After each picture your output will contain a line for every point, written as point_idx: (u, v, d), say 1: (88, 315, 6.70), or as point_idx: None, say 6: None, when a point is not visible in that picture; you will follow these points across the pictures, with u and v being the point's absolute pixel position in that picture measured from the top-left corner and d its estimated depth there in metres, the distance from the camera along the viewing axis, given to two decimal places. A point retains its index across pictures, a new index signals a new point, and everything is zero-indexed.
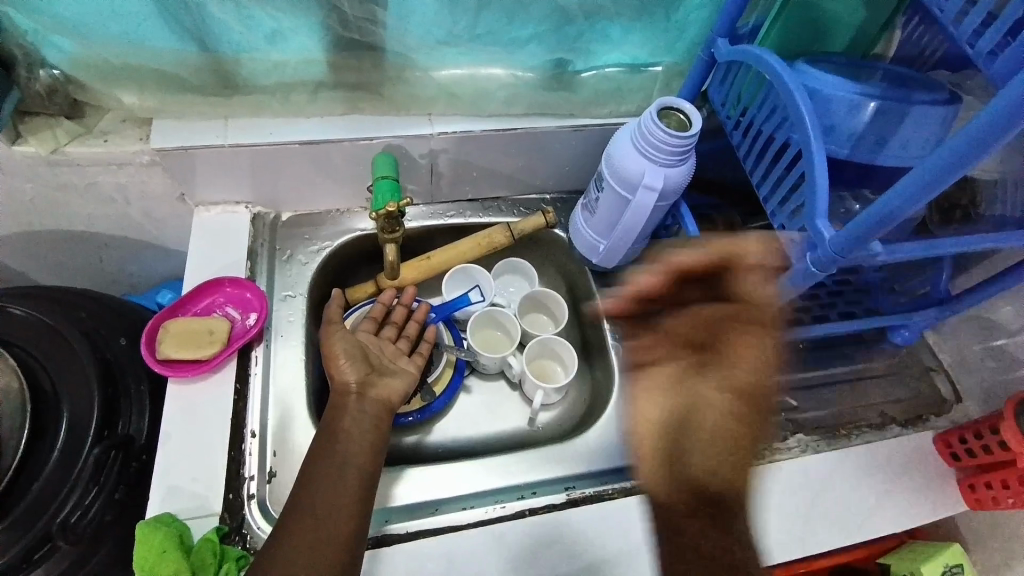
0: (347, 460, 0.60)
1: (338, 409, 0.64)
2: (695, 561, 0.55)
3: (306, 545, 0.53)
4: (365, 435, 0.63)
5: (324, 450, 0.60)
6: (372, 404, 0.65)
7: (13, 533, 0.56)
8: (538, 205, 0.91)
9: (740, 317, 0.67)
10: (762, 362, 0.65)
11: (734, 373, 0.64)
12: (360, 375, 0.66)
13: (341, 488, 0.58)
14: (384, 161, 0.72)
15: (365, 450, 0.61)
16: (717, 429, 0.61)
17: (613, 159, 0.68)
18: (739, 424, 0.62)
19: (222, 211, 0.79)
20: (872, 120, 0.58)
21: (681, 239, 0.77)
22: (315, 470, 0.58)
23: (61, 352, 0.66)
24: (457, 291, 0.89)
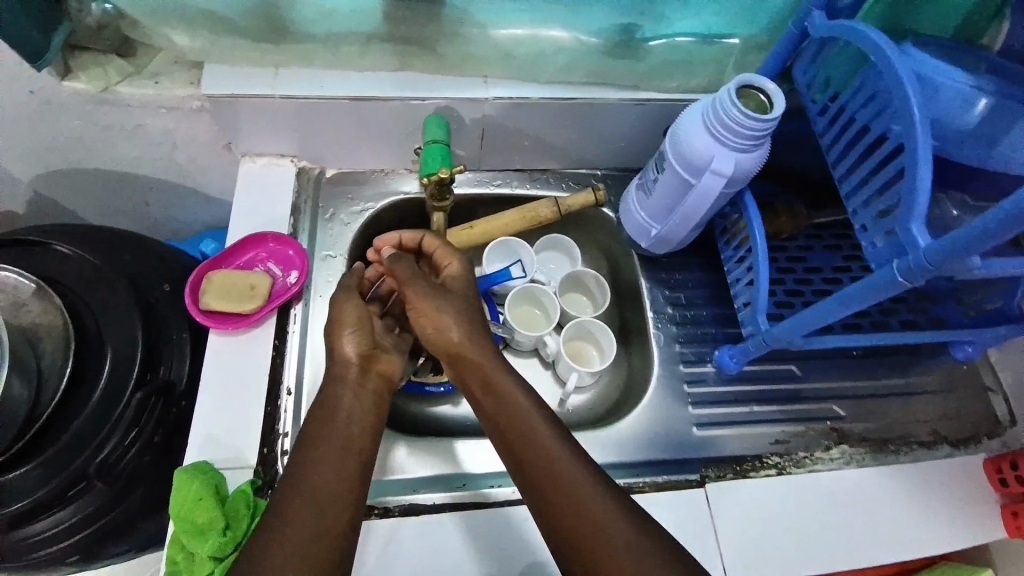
0: (348, 440, 0.56)
1: (341, 381, 0.60)
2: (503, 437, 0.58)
3: (303, 531, 0.50)
4: (365, 414, 0.59)
5: (322, 428, 0.57)
6: (371, 381, 0.61)
7: (50, 469, 0.59)
8: (587, 180, 0.87)
9: (436, 251, 0.69)
10: (466, 278, 0.67)
11: (458, 289, 0.65)
12: (364, 348, 0.62)
13: (339, 471, 0.54)
14: (436, 123, 0.68)
15: (364, 430, 0.58)
16: (452, 326, 0.62)
17: (679, 139, 0.63)
18: (460, 324, 0.62)
19: (267, 163, 0.78)
20: (982, 120, 0.52)
21: (740, 229, 0.73)
22: (314, 449, 0.55)
23: (105, 296, 0.67)
24: (499, 261, 0.87)
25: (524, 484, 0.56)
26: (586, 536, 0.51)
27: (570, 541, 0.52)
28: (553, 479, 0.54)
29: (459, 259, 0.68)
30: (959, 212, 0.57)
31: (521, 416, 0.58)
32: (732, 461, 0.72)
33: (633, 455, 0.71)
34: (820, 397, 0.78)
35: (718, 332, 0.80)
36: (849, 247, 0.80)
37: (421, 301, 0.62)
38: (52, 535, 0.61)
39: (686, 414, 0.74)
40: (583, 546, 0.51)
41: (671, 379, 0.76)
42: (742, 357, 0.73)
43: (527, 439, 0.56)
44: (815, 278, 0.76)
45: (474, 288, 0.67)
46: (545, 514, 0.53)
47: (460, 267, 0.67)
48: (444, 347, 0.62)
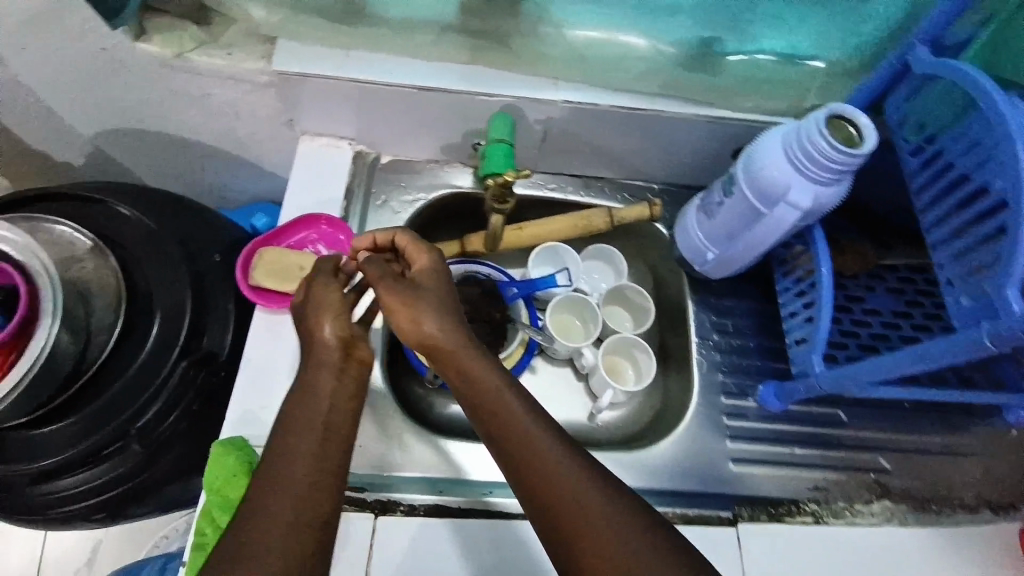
0: (328, 428, 0.51)
1: (321, 368, 0.54)
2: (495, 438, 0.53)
3: (283, 524, 0.46)
4: (344, 404, 0.53)
5: (298, 417, 0.51)
6: (351, 369, 0.55)
7: (93, 425, 0.60)
8: (642, 193, 0.85)
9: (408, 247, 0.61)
10: (438, 271, 0.59)
11: (429, 284, 0.58)
12: (343, 334, 0.56)
13: (319, 459, 0.49)
14: (502, 122, 0.67)
15: (342, 420, 0.52)
16: (428, 322, 0.55)
17: (754, 165, 0.60)
18: (436, 317, 0.55)
19: (325, 143, 0.77)
20: None
21: (805, 263, 0.69)
22: (291, 435, 0.50)
23: (159, 260, 0.68)
24: (543, 266, 0.85)
25: (517, 486, 0.51)
26: (591, 540, 0.47)
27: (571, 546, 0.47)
28: (548, 481, 0.49)
29: (431, 252, 0.60)
30: None
31: (512, 413, 0.52)
32: (767, 502, 0.69)
33: (663, 484, 0.69)
34: (864, 446, 0.75)
35: (764, 365, 0.77)
36: (912, 292, 0.76)
37: (390, 298, 0.56)
38: (83, 490, 0.61)
39: (723, 448, 0.71)
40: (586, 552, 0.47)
41: (711, 409, 0.74)
42: (789, 397, 0.70)
43: (516, 439, 0.51)
44: (872, 320, 0.74)
45: (450, 281, 0.59)
46: (545, 516, 0.49)
47: (433, 260, 0.60)
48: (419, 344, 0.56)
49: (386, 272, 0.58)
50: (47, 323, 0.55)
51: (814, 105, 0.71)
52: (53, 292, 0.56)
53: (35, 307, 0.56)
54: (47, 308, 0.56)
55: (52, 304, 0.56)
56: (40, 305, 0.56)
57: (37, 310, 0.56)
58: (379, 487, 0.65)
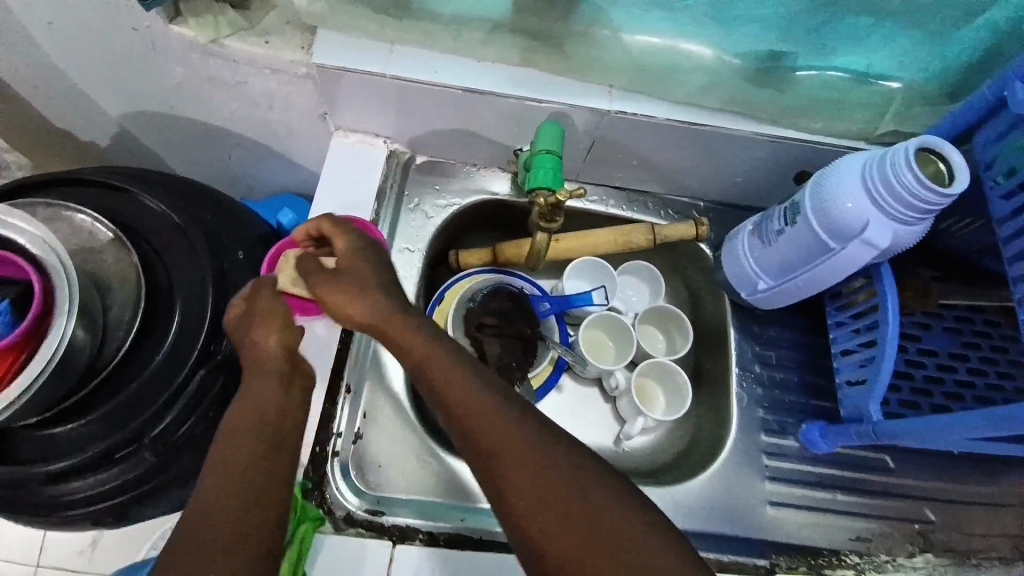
0: (276, 442, 0.49)
1: (264, 379, 0.52)
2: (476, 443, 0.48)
3: (223, 543, 0.43)
4: (290, 418, 0.52)
5: (245, 425, 0.49)
6: (297, 380, 0.54)
7: (109, 428, 0.57)
8: (687, 210, 0.81)
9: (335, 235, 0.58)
10: (365, 249, 0.57)
11: (353, 267, 0.56)
12: (289, 342, 0.55)
13: (264, 477, 0.47)
14: (551, 131, 0.62)
15: (286, 435, 0.50)
16: (361, 306, 0.53)
17: (829, 197, 0.55)
18: (370, 301, 0.54)
19: (359, 140, 0.74)
20: None
21: (866, 300, 0.64)
22: (234, 448, 0.48)
23: (182, 255, 0.64)
24: (578, 281, 0.81)
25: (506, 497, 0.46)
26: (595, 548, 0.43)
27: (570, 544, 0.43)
28: (542, 487, 0.45)
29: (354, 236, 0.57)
30: None
31: (494, 414, 0.48)
32: (806, 552, 0.66)
33: (696, 524, 0.65)
34: (910, 494, 0.70)
35: (807, 402, 0.72)
36: (970, 333, 0.75)
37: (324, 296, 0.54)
38: (89, 496, 0.58)
39: (761, 489, 0.68)
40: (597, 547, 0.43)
41: (750, 446, 0.70)
42: (836, 440, 0.66)
43: (502, 430, 0.47)
44: (929, 361, 0.73)
45: (381, 256, 0.58)
46: (539, 526, 0.44)
47: (360, 236, 0.58)
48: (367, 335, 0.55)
49: (310, 266, 0.56)
50: (63, 322, 0.52)
51: (889, 129, 0.66)
52: (70, 290, 0.53)
53: (50, 305, 0.52)
54: (63, 307, 0.52)
55: (69, 303, 0.52)
56: (55, 303, 0.52)
57: (53, 310, 0.52)
58: (400, 511, 0.61)
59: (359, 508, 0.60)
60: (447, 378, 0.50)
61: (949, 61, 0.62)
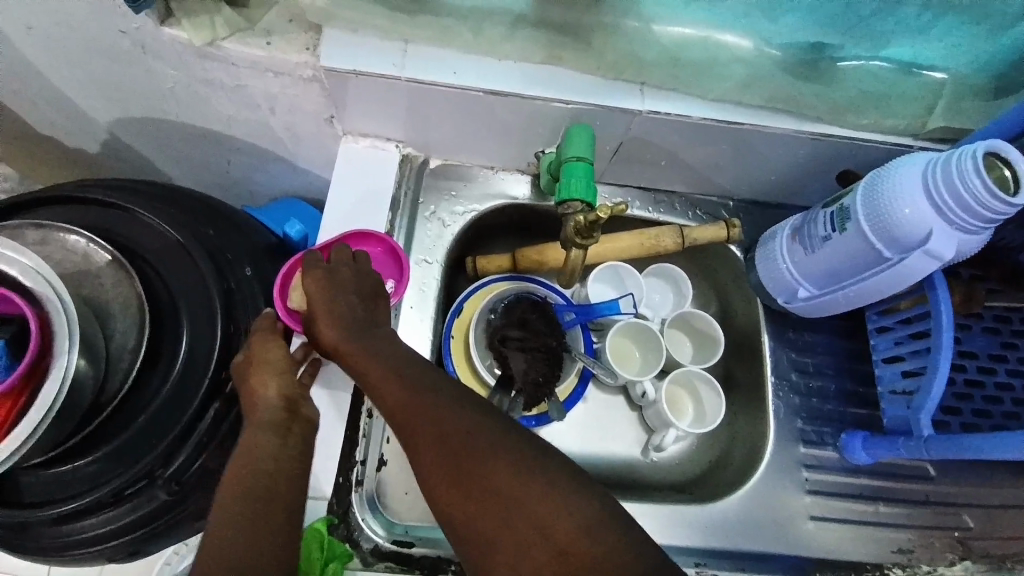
0: (272, 494, 0.46)
1: (260, 430, 0.49)
2: (468, 479, 0.45)
3: None
4: (291, 464, 0.49)
5: (246, 476, 0.46)
6: (297, 427, 0.51)
7: (121, 466, 0.54)
8: (715, 210, 0.77)
9: (340, 269, 0.57)
10: (335, 274, 0.56)
11: (340, 301, 0.54)
12: (287, 389, 0.52)
13: (261, 524, 0.45)
14: (582, 137, 0.58)
15: (290, 474, 0.48)
16: (332, 330, 0.53)
17: (888, 206, 0.52)
18: (336, 327, 0.53)
19: (369, 144, 0.69)
20: None
21: (912, 309, 0.61)
22: (235, 487, 0.46)
23: (187, 275, 0.60)
24: (602, 286, 0.77)
25: (501, 537, 0.43)
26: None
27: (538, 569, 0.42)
28: (535, 519, 0.43)
29: (353, 273, 0.57)
30: None
31: (491, 449, 0.46)
32: (848, 567, 0.64)
33: (735, 543, 0.63)
34: (951, 501, 0.68)
35: (845, 409, 0.70)
36: (1008, 332, 0.72)
37: (326, 330, 0.53)
38: (98, 537, 0.55)
39: (801, 503, 0.65)
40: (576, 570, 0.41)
41: (788, 459, 0.67)
42: (880, 452, 0.63)
43: (477, 452, 0.46)
44: (968, 363, 0.70)
45: (359, 282, 0.57)
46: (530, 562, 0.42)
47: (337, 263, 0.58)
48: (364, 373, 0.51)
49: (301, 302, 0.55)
50: (63, 363, 0.47)
51: (939, 124, 0.62)
52: (68, 326, 0.49)
53: (48, 345, 0.48)
54: (62, 346, 0.48)
55: (68, 341, 0.48)
56: (53, 342, 0.48)
57: (50, 350, 0.47)
58: (428, 542, 0.59)
59: (387, 540, 0.58)
60: (449, 413, 0.48)
61: (1001, 51, 0.58)
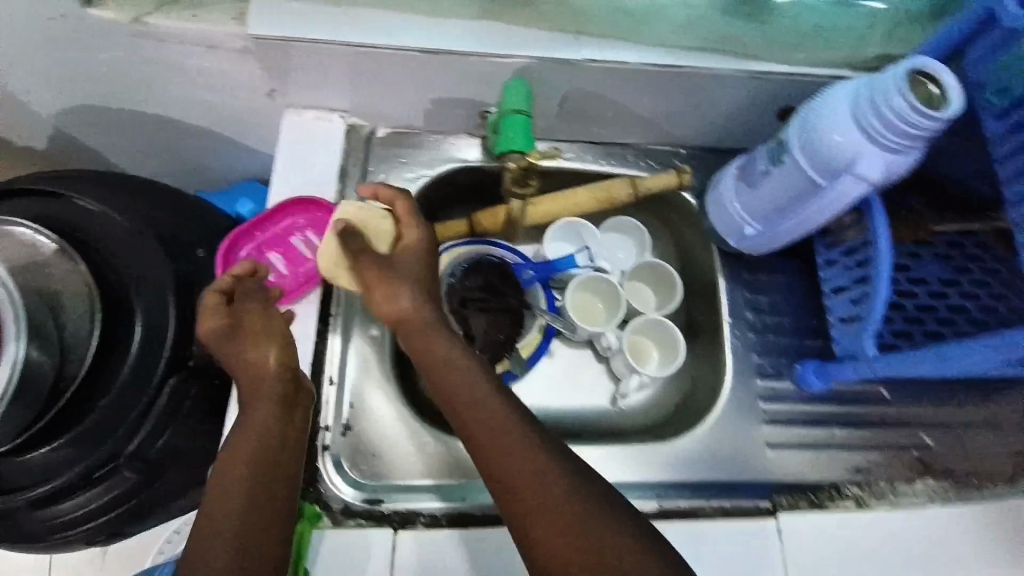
0: (274, 474, 0.50)
1: (262, 402, 0.52)
2: (496, 463, 0.50)
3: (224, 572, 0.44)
4: (292, 446, 0.52)
5: (250, 457, 0.49)
6: (301, 400, 0.55)
7: (87, 448, 0.55)
8: (669, 159, 0.77)
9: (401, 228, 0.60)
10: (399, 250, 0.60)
11: (405, 265, 0.59)
12: (288, 359, 0.55)
13: (261, 506, 0.48)
14: (517, 90, 0.58)
15: (280, 456, 0.51)
16: (392, 299, 0.57)
17: (819, 132, 0.53)
18: (410, 294, 0.57)
19: (313, 116, 0.69)
20: None
21: (855, 237, 0.64)
22: (240, 470, 0.49)
23: (139, 259, 0.60)
24: (561, 244, 0.78)
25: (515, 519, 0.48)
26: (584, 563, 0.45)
27: (556, 543, 0.46)
28: (547, 510, 0.47)
29: (418, 239, 0.60)
30: None
31: (512, 440, 0.50)
32: (805, 488, 0.66)
33: (698, 476, 0.66)
34: (906, 422, 0.71)
35: (801, 343, 0.72)
36: (962, 258, 0.71)
37: (375, 290, 0.58)
38: (78, 517, 0.57)
39: (760, 433, 0.68)
40: (574, 553, 0.46)
41: (747, 393, 0.70)
42: (831, 378, 0.66)
43: (506, 443, 0.50)
44: (920, 290, 0.69)
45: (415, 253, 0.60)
46: (538, 546, 0.47)
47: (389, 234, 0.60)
48: (418, 345, 0.56)
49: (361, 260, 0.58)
50: (13, 347, 0.51)
51: (874, 53, 0.62)
52: (16, 315, 0.52)
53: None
54: (10, 332, 0.51)
55: (17, 326, 0.52)
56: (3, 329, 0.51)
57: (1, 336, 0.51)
58: (441, 497, 0.61)
59: (356, 499, 0.60)
60: (490, 399, 0.52)
61: None
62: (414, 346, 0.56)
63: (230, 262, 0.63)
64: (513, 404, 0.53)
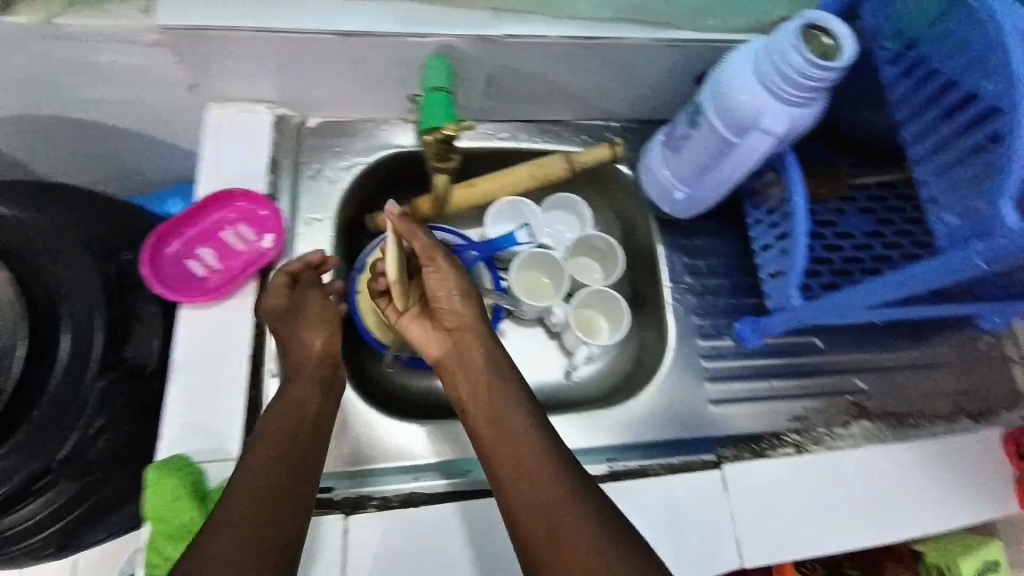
0: (304, 456, 0.51)
1: (310, 383, 0.56)
2: (499, 455, 0.53)
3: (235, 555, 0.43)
4: (320, 434, 0.54)
5: (284, 438, 0.51)
6: (337, 382, 0.58)
7: (18, 457, 0.53)
8: (602, 133, 0.79)
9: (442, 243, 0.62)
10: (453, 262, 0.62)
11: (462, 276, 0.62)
12: (331, 345, 0.59)
13: (284, 487, 0.48)
14: (437, 69, 0.60)
15: (314, 460, 0.52)
16: (447, 305, 0.60)
17: (726, 91, 0.55)
18: (467, 300, 0.60)
19: (239, 109, 0.68)
20: None
21: (777, 193, 0.66)
22: (272, 449, 0.50)
23: (65, 262, 0.59)
24: (503, 224, 0.79)
25: (512, 511, 0.51)
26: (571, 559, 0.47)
27: (546, 538, 0.48)
28: (542, 502, 0.50)
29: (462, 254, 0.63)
30: None
31: (512, 433, 0.53)
32: (747, 440, 0.70)
33: (647, 436, 0.68)
34: (840, 369, 0.74)
35: (739, 303, 0.75)
36: (883, 210, 0.72)
37: (431, 290, 0.60)
38: (22, 529, 0.57)
39: (704, 391, 0.71)
40: (562, 545, 0.47)
41: (689, 354, 0.72)
42: (765, 332, 0.69)
43: (510, 437, 0.53)
44: (846, 244, 0.70)
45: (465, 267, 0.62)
46: (528, 534, 0.49)
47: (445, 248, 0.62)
48: (466, 344, 0.59)
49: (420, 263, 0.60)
50: None
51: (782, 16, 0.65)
52: None
53: None
54: None
55: None
56: None
57: None
58: (444, 473, 0.64)
59: None
60: (498, 398, 0.56)
61: None
62: (462, 349, 0.60)
63: (157, 259, 0.62)
64: (524, 404, 0.55)
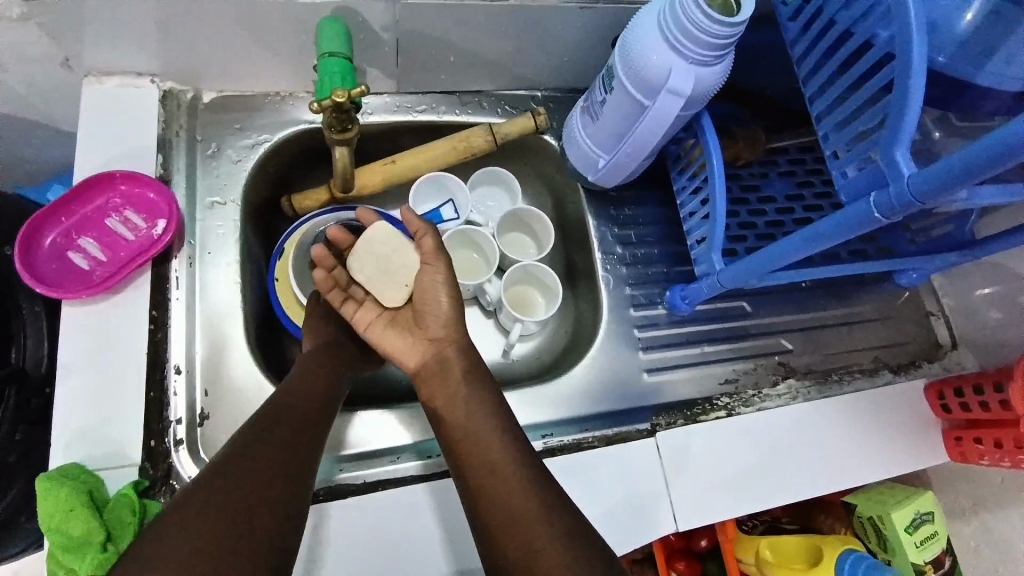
0: (284, 459, 0.48)
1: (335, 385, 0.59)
2: (477, 474, 0.51)
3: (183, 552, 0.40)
4: (310, 437, 0.52)
5: (259, 438, 0.49)
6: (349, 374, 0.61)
7: None
8: (526, 103, 0.76)
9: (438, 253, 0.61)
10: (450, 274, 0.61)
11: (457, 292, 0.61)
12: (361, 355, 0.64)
13: (252, 490, 0.45)
14: (331, 29, 0.56)
15: (276, 461, 0.48)
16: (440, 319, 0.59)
17: (632, 52, 0.53)
18: (455, 311, 0.60)
19: (120, 84, 0.62)
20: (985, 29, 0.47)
21: (697, 156, 0.65)
22: (248, 447, 0.48)
23: None
24: (430, 201, 0.76)
25: (484, 531, 0.49)
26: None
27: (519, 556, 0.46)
28: (515, 523, 0.47)
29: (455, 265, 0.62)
30: (943, 134, 0.51)
31: (493, 453, 0.52)
32: (680, 406, 0.70)
33: (581, 409, 0.68)
34: (768, 330, 0.75)
35: (669, 271, 0.75)
36: (803, 172, 0.73)
37: (424, 298, 0.60)
38: None
39: (637, 361, 0.70)
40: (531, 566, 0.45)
41: (621, 324, 0.71)
42: (694, 299, 0.68)
43: (488, 454, 0.52)
44: (768, 207, 0.70)
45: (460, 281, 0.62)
46: (498, 553, 0.47)
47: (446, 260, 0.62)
48: (454, 355, 0.59)
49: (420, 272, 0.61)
50: None
51: None
52: None
53: None
54: None
55: None
56: None
57: None
58: (418, 455, 0.63)
59: None
60: (479, 419, 0.55)
61: None
62: (450, 363, 0.58)
63: (34, 251, 0.57)
64: (509, 427, 0.54)
